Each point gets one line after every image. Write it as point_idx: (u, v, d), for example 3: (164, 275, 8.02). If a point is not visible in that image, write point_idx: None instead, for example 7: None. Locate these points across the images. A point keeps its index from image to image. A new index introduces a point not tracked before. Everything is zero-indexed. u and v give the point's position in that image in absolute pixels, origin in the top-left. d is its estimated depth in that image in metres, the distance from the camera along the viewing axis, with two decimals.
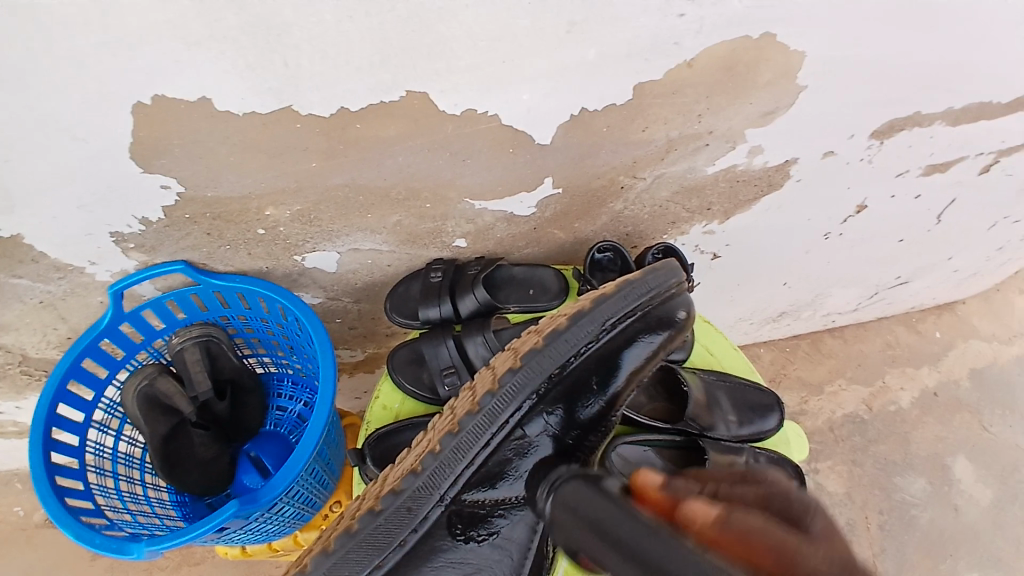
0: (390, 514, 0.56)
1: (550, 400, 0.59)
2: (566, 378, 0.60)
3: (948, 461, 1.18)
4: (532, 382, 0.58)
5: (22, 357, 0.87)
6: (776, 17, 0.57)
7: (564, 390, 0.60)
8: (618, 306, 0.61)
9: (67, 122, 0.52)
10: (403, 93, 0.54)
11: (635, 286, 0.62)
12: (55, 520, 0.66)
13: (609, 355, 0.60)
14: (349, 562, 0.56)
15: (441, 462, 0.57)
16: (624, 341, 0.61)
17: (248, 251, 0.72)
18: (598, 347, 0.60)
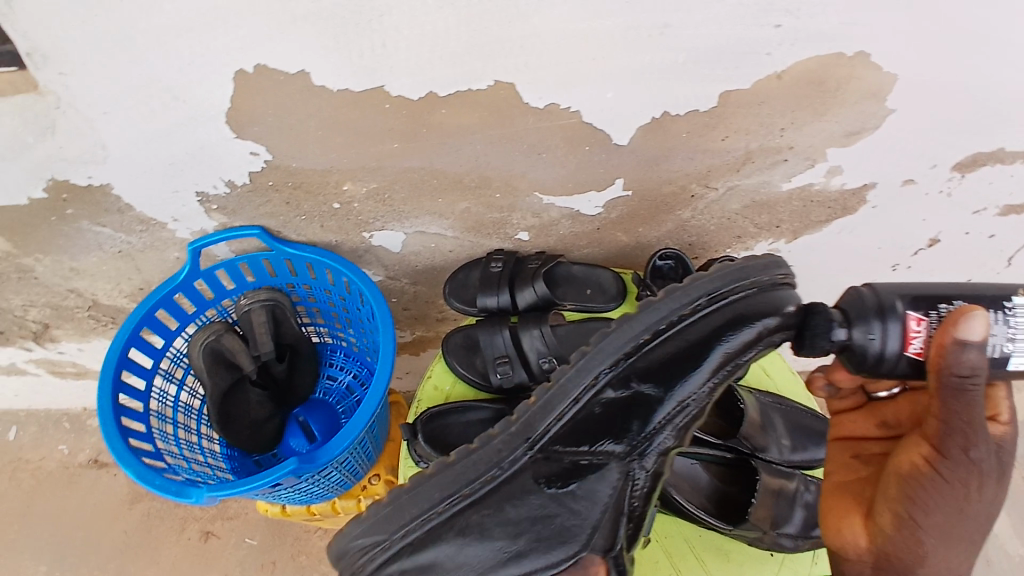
0: (470, 458, 0.54)
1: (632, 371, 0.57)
2: (651, 350, 0.57)
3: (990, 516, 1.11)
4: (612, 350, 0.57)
5: (95, 302, 0.92)
6: (873, 37, 0.55)
7: (648, 363, 0.57)
8: (713, 286, 0.58)
9: (171, 82, 0.55)
10: (491, 83, 0.54)
11: (746, 266, 0.58)
12: (119, 459, 0.69)
13: (701, 335, 0.57)
14: (430, 489, 0.52)
15: (530, 410, 0.55)
16: (718, 322, 0.57)
17: (319, 223, 0.74)
18: (686, 325, 0.57)
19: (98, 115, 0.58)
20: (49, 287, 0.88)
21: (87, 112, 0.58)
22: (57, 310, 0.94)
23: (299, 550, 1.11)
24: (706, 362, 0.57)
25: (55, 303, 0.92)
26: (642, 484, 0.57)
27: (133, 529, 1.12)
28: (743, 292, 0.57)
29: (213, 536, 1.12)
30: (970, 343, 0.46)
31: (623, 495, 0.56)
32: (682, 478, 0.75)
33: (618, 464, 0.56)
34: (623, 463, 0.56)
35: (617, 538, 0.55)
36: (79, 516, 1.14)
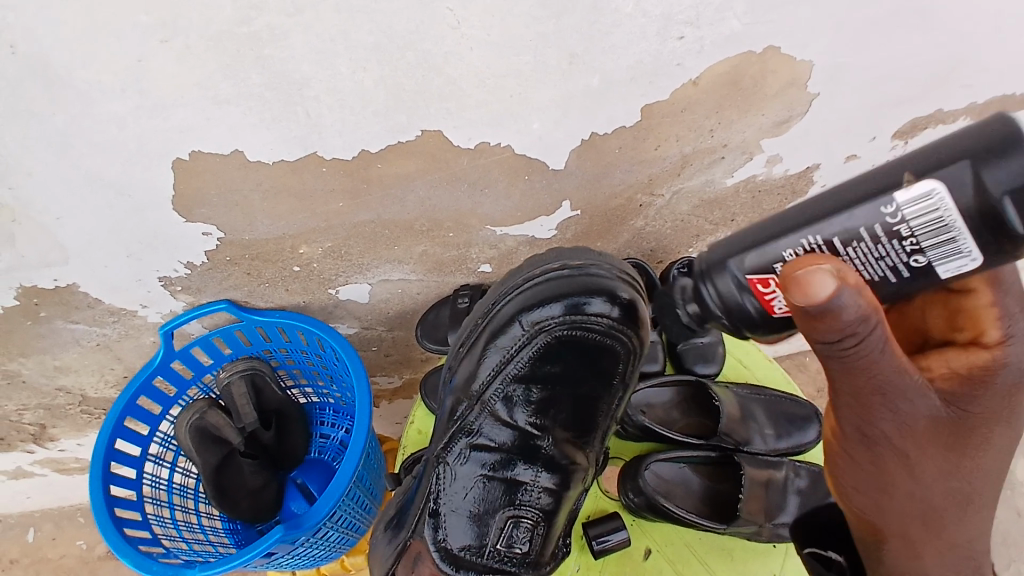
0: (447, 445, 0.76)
1: (538, 356, 0.69)
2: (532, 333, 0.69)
3: None
4: (517, 348, 0.69)
5: (84, 397, 0.93)
6: (777, 30, 0.57)
7: (558, 355, 0.70)
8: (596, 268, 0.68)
9: (110, 180, 0.56)
10: (419, 133, 0.57)
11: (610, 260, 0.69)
12: (116, 549, 0.70)
13: (584, 291, 0.66)
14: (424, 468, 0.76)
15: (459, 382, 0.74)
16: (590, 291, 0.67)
17: (284, 287, 0.76)
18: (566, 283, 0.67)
19: (52, 221, 0.60)
20: (37, 388, 0.88)
21: (40, 219, 0.59)
22: (50, 410, 0.94)
23: None
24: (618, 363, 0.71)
25: (47, 404, 0.93)
26: (546, 471, 0.72)
27: None
28: (604, 270, 0.67)
29: None
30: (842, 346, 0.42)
31: (523, 475, 0.72)
32: (673, 483, 0.76)
33: (522, 437, 0.72)
34: (527, 438, 0.72)
35: (537, 512, 0.71)
36: None
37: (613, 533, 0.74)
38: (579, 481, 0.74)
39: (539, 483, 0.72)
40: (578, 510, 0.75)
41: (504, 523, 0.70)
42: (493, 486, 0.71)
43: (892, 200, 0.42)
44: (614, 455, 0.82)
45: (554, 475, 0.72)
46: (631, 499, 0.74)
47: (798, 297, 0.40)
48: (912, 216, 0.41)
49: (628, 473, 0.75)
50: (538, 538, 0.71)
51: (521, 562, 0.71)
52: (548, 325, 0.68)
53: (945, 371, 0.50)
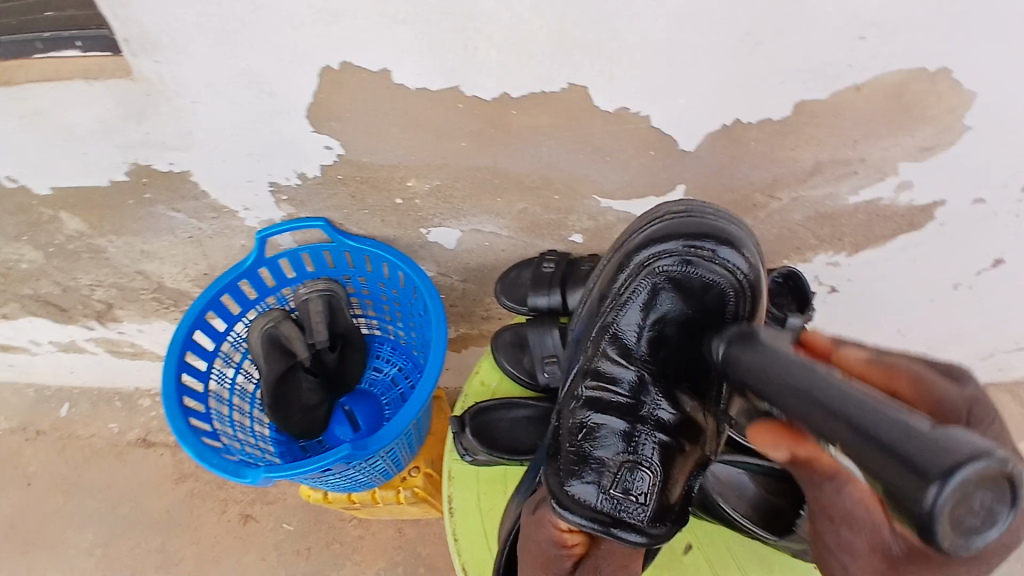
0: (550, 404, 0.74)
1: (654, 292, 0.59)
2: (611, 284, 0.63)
3: None
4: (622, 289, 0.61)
5: (159, 285, 0.96)
6: (957, 49, 0.54)
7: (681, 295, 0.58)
8: (705, 212, 0.58)
9: (252, 76, 0.58)
10: (565, 86, 0.56)
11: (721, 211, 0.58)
12: (181, 437, 0.72)
13: (705, 234, 0.56)
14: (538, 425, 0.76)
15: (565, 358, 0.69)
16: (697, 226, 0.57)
17: (381, 217, 0.77)
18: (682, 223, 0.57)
19: (186, 105, 0.61)
20: (119, 268, 0.92)
21: (175, 101, 0.61)
22: (123, 290, 0.98)
23: (333, 537, 1.13)
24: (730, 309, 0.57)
25: (122, 284, 0.96)
26: (668, 417, 0.60)
27: (176, 507, 1.17)
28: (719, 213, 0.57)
29: (252, 519, 1.15)
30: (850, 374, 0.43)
31: (641, 422, 0.61)
32: (728, 485, 0.77)
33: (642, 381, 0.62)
34: (646, 383, 0.61)
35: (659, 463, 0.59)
36: (121, 491, 1.18)
37: None
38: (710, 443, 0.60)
39: (662, 434, 0.60)
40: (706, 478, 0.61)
41: (618, 469, 0.60)
42: (608, 431, 0.62)
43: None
44: None
45: (676, 426, 0.60)
46: None
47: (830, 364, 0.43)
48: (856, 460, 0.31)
49: None
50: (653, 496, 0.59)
51: (643, 516, 0.58)
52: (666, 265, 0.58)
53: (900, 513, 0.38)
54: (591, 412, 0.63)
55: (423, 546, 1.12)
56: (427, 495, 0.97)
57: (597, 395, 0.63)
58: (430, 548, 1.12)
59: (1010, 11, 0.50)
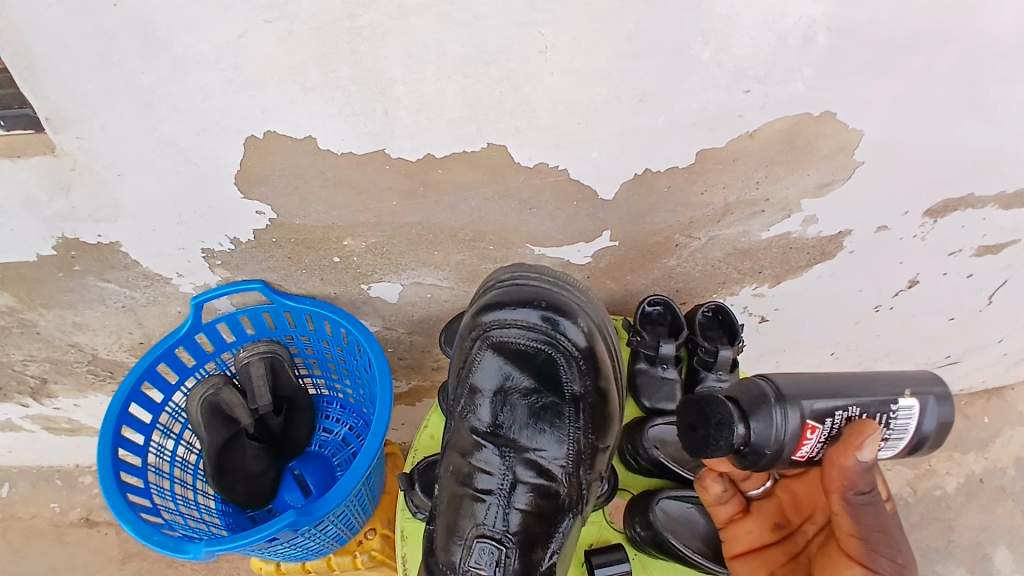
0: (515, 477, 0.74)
1: (500, 363, 0.70)
2: (494, 361, 0.70)
3: (988, 551, 1.12)
4: (497, 362, 0.70)
5: (93, 357, 0.93)
6: (837, 97, 0.59)
7: (522, 363, 0.70)
8: (548, 284, 0.70)
9: (180, 147, 0.59)
10: (485, 145, 0.59)
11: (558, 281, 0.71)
12: (117, 514, 0.69)
13: (557, 309, 0.68)
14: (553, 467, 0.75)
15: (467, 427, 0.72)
16: (539, 305, 0.68)
17: (319, 276, 0.77)
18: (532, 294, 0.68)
19: (113, 176, 0.62)
20: (50, 342, 0.89)
21: (102, 174, 0.61)
22: (55, 365, 0.94)
23: None
24: (561, 376, 0.70)
25: (55, 358, 0.93)
26: (518, 490, 0.70)
27: None
28: (567, 292, 0.70)
29: None
30: (864, 466, 0.50)
31: (490, 492, 0.70)
32: (680, 521, 0.77)
33: (497, 453, 0.71)
34: (499, 455, 0.70)
35: (510, 534, 0.69)
36: None
37: (617, 564, 0.73)
38: (559, 507, 0.71)
39: (513, 505, 0.70)
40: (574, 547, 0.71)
41: (472, 541, 0.68)
42: (489, 502, 0.69)
43: (896, 400, 0.54)
44: (622, 487, 0.84)
45: (524, 495, 0.70)
46: (637, 532, 0.75)
47: (863, 453, 0.49)
48: (900, 416, 0.54)
49: (638, 508, 0.77)
50: (517, 561, 0.68)
51: None
52: (510, 333, 0.69)
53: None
54: (479, 483, 0.70)
55: None
56: (385, 558, 0.94)
57: (468, 467, 0.71)
58: None
59: (872, 63, 0.56)
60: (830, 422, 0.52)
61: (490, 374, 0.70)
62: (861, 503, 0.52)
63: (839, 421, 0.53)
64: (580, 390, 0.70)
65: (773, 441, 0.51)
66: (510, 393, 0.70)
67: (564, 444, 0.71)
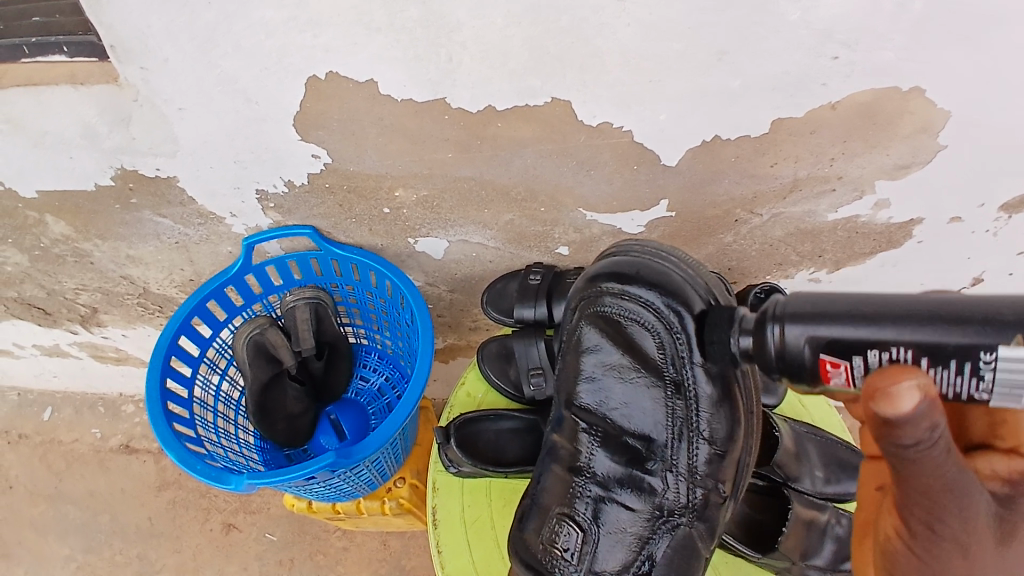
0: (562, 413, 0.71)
1: (603, 338, 0.65)
2: (597, 338, 0.65)
3: None
4: (599, 338, 0.65)
5: (145, 290, 0.95)
6: (929, 72, 0.55)
7: (627, 346, 0.64)
8: (657, 257, 0.62)
9: (240, 84, 0.58)
10: (548, 100, 0.57)
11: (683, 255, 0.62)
12: (164, 441, 0.71)
13: (671, 297, 0.60)
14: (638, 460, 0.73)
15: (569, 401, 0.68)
16: (655, 285, 0.60)
17: (368, 226, 0.77)
18: (646, 269, 0.61)
19: (173, 111, 0.61)
20: (104, 272, 0.91)
21: (162, 107, 0.61)
22: (107, 295, 0.98)
23: (317, 549, 1.12)
24: (671, 365, 0.62)
25: (106, 289, 0.96)
26: (610, 481, 0.66)
27: (157, 515, 1.15)
28: (683, 274, 0.60)
29: (235, 528, 1.14)
30: (891, 422, 0.33)
31: (580, 472, 0.67)
32: None
33: (594, 434, 0.67)
34: (595, 436, 0.67)
35: (596, 525, 0.65)
36: (102, 498, 1.17)
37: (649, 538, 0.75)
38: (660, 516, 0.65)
39: (603, 498, 0.66)
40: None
41: (555, 522, 0.66)
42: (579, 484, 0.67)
43: (992, 348, 0.38)
44: None
45: (614, 488, 0.66)
46: None
47: (878, 408, 0.33)
48: (1004, 374, 0.38)
49: None
50: (593, 558, 0.65)
51: None
52: (619, 310, 0.63)
53: (990, 472, 0.43)
54: (574, 462, 0.68)
55: (407, 558, 1.11)
56: (412, 506, 0.96)
57: (565, 439, 0.69)
58: (415, 560, 1.11)
59: (975, 36, 0.51)
60: (861, 358, 0.43)
61: (591, 350, 0.66)
62: (905, 459, 0.35)
63: (884, 358, 0.42)
64: (697, 383, 0.61)
65: (776, 357, 0.47)
66: (610, 372, 0.65)
67: (671, 444, 0.64)
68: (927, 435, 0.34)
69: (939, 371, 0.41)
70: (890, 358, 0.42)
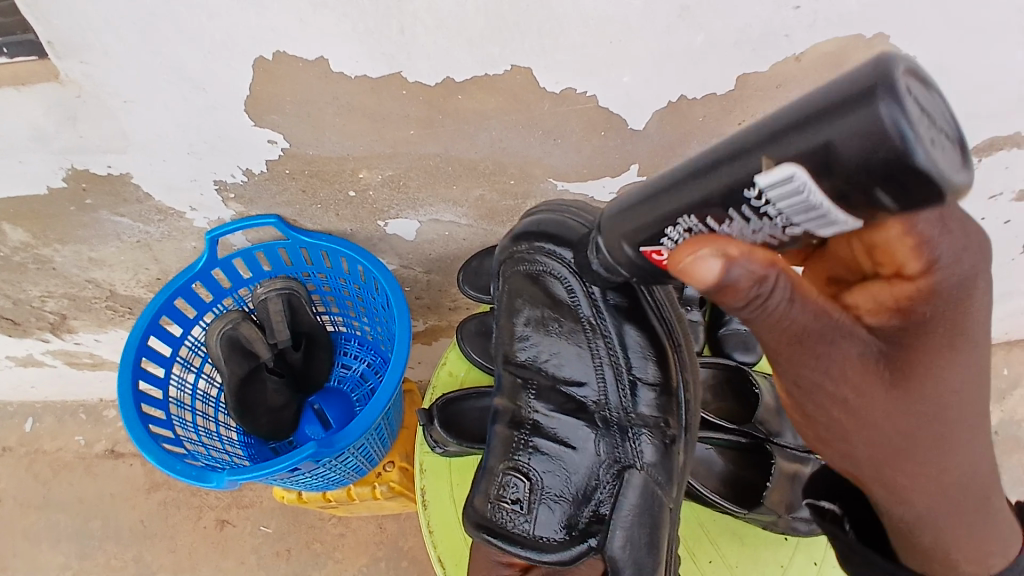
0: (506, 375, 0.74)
1: (526, 296, 0.69)
2: (522, 298, 0.70)
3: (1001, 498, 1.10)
4: (522, 298, 0.70)
5: (112, 293, 0.93)
6: (890, 18, 0.54)
7: (546, 300, 0.68)
8: (562, 213, 0.66)
9: (186, 72, 0.56)
10: (508, 68, 0.55)
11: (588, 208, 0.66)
12: (139, 444, 0.70)
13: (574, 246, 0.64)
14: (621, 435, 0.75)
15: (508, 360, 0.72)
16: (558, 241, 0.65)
17: (335, 211, 0.75)
18: (546, 223, 0.65)
19: (119, 104, 0.59)
20: (67, 278, 0.88)
21: (107, 101, 0.58)
22: (74, 301, 0.95)
23: (313, 537, 1.12)
24: (585, 308, 0.66)
25: (72, 294, 0.93)
26: (554, 432, 0.68)
27: (148, 518, 1.14)
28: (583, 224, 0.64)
29: (229, 524, 1.13)
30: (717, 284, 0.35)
31: (522, 428, 0.70)
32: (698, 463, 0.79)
33: (534, 387, 0.70)
34: (534, 389, 0.70)
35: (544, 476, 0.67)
36: (89, 506, 1.15)
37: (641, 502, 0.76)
38: (610, 460, 0.65)
39: (551, 450, 0.68)
40: (640, 519, 0.61)
41: (503, 477, 0.68)
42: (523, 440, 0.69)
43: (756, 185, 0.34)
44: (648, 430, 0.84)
45: (560, 438, 0.68)
46: None
47: (691, 282, 0.37)
48: (783, 201, 0.33)
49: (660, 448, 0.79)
50: (547, 511, 0.65)
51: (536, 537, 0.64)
52: (533, 267, 0.68)
53: (873, 305, 0.40)
54: (516, 418, 0.70)
55: (404, 539, 1.12)
56: (403, 489, 0.96)
57: (506, 398, 0.72)
58: (412, 540, 1.11)
59: None
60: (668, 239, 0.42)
61: (518, 308, 0.71)
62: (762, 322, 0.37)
63: (683, 231, 0.41)
64: (609, 323, 0.65)
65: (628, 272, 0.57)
66: (537, 327, 0.70)
67: (604, 384, 0.66)
68: (753, 289, 0.35)
69: (734, 221, 0.37)
70: (705, 223, 0.39)
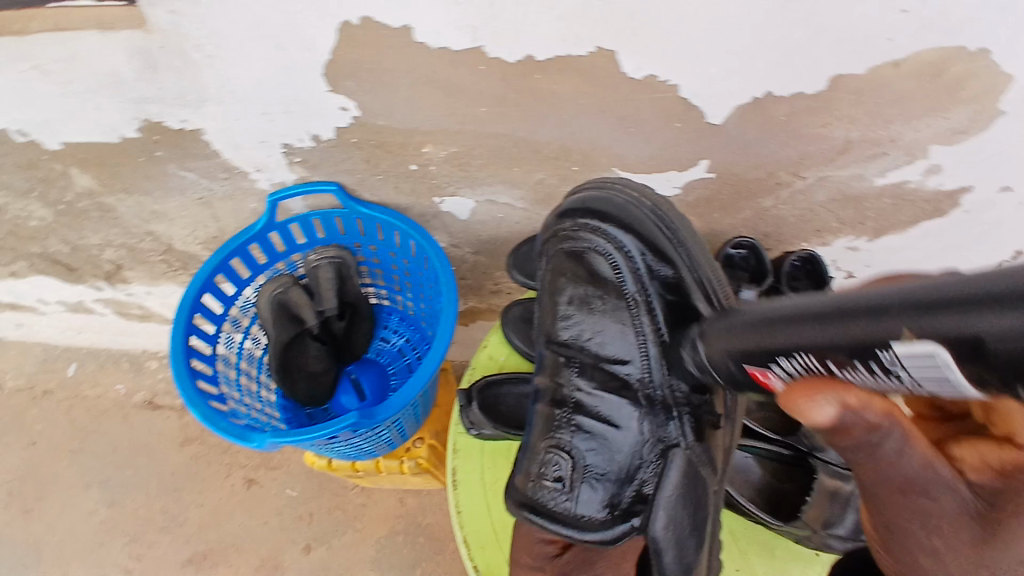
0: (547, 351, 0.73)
1: (571, 275, 0.68)
2: (567, 276, 0.69)
3: None
4: (568, 277, 0.69)
5: (168, 246, 0.95)
6: (1003, 27, 0.51)
7: (592, 278, 0.67)
8: (609, 188, 0.65)
9: (270, 31, 0.56)
10: (592, 49, 0.54)
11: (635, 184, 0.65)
12: (188, 397, 0.71)
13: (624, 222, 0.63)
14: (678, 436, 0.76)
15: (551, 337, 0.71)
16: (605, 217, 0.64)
17: (394, 184, 0.75)
18: (593, 202, 0.64)
19: (200, 58, 0.59)
20: (128, 228, 0.91)
21: (189, 54, 0.59)
22: (131, 251, 0.97)
23: (335, 504, 1.14)
24: (631, 284, 0.64)
25: (131, 245, 0.95)
26: (596, 411, 0.67)
27: (181, 468, 1.17)
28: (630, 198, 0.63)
29: (256, 483, 1.15)
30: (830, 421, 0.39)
31: (564, 405, 0.69)
32: (734, 471, 0.77)
33: (577, 365, 0.69)
34: (576, 367, 0.69)
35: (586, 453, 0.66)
36: (128, 451, 1.19)
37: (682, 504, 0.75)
38: (654, 441, 0.64)
39: (593, 430, 0.66)
40: (684, 503, 0.60)
41: (544, 454, 0.67)
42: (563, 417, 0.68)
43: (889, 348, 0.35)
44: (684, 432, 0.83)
45: (602, 417, 0.67)
46: None
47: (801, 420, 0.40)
48: (915, 369, 0.34)
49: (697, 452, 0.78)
50: (589, 489, 0.64)
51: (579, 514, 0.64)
52: (579, 244, 0.66)
53: (977, 463, 0.41)
54: (558, 395, 0.70)
55: (423, 516, 1.13)
56: (430, 466, 0.96)
57: (548, 376, 0.71)
58: (430, 518, 1.12)
59: None
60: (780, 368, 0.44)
61: (561, 286, 0.70)
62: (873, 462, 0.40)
63: (798, 366, 0.42)
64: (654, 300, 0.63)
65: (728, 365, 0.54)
66: (580, 307, 0.69)
67: (648, 363, 0.65)
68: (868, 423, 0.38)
69: (855, 373, 0.38)
70: (825, 365, 0.40)
